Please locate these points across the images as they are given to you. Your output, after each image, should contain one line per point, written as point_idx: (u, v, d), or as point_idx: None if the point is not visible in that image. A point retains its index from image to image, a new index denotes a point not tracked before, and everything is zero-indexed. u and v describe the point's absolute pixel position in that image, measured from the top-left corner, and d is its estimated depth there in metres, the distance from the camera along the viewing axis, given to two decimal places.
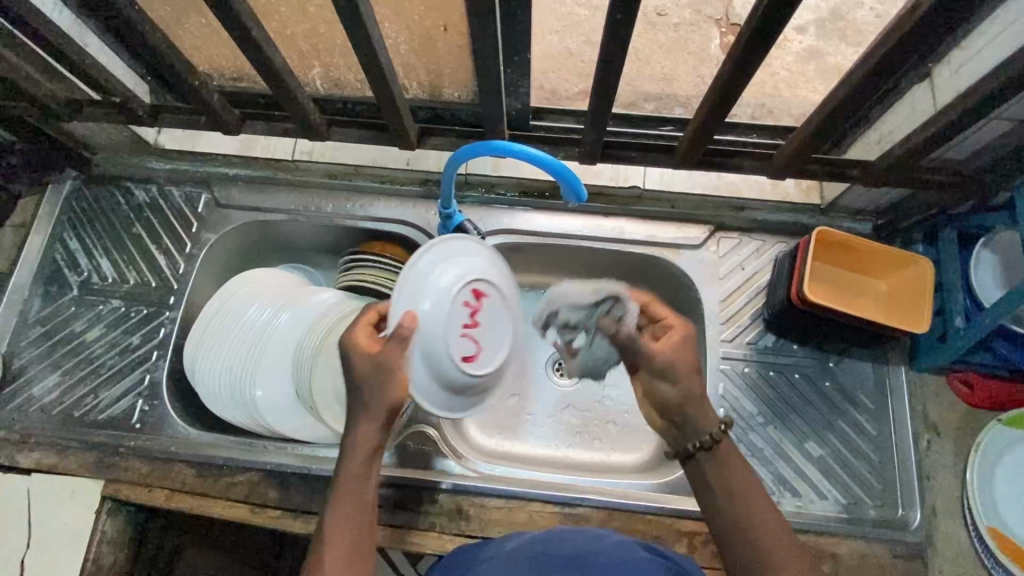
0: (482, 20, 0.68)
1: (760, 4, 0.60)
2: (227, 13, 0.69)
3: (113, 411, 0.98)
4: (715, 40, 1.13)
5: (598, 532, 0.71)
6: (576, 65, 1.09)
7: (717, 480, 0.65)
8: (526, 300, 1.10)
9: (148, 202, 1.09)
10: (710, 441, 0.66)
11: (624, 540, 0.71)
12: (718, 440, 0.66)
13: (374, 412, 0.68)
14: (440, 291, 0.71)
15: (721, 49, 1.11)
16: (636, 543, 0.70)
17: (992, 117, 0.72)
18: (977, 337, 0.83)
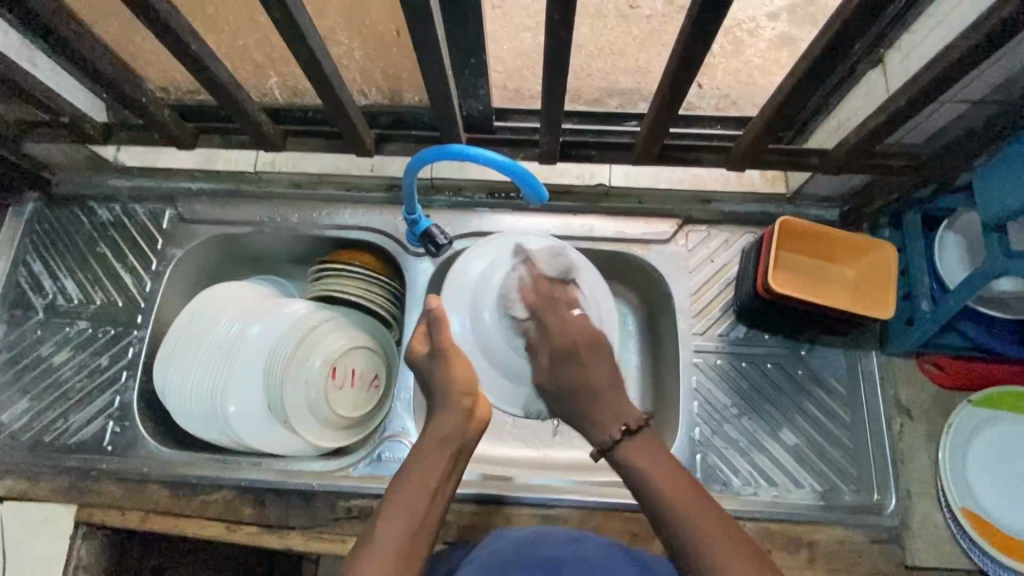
0: (422, 24, 0.67)
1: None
2: (168, 30, 0.69)
3: (84, 434, 0.97)
4: None
5: (567, 536, 0.71)
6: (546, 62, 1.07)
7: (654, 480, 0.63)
8: None
9: (112, 220, 1.08)
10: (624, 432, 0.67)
11: (595, 542, 0.71)
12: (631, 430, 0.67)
13: (452, 402, 0.70)
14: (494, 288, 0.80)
15: None
16: (607, 544, 0.70)
17: (943, 100, 0.73)
18: (943, 319, 0.83)
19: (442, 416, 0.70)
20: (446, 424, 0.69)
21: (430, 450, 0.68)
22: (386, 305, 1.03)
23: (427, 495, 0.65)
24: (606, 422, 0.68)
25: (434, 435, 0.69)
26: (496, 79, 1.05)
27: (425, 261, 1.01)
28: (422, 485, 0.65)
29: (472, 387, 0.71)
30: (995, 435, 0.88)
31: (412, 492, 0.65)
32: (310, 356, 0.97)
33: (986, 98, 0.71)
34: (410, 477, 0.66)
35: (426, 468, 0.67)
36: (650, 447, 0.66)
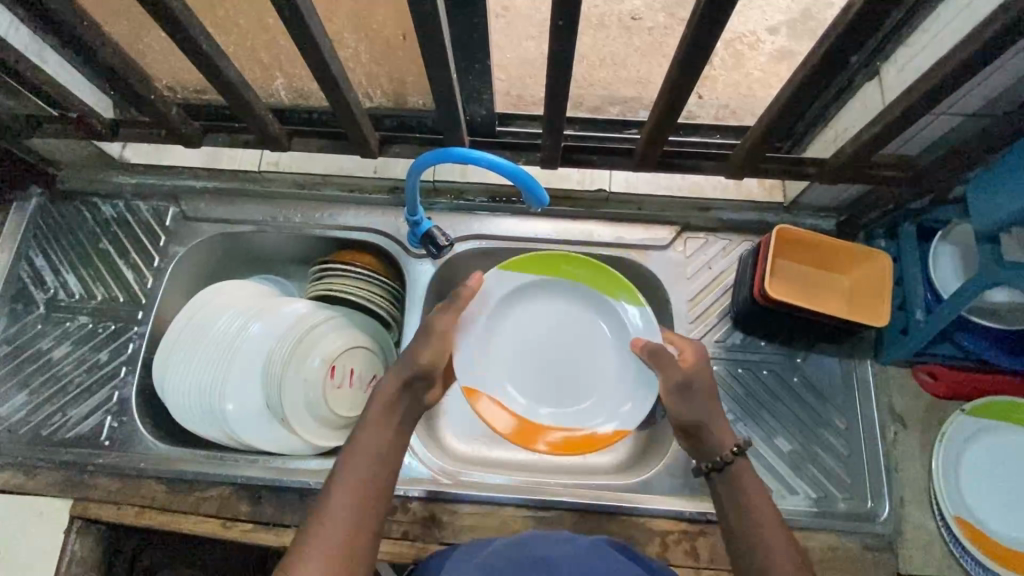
0: (427, 28, 0.68)
1: (700, 8, 0.62)
2: (180, 29, 0.70)
3: (81, 429, 0.97)
4: None
5: (561, 536, 0.72)
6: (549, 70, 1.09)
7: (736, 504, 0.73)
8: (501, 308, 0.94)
9: (116, 217, 1.09)
10: (722, 462, 0.76)
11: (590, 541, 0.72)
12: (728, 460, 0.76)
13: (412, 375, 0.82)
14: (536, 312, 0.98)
15: None
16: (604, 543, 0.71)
17: (938, 112, 0.74)
18: (937, 329, 0.84)
19: (387, 381, 0.81)
20: (385, 393, 0.80)
21: (379, 410, 0.78)
22: (386, 305, 1.04)
23: (369, 470, 0.73)
24: (725, 438, 0.78)
25: (377, 402, 0.79)
26: (500, 85, 1.07)
27: (427, 262, 1.02)
28: (372, 451, 0.74)
29: (430, 370, 0.83)
30: (989, 447, 0.89)
31: (357, 460, 0.73)
32: (309, 355, 0.98)
33: (979, 111, 0.73)
34: (353, 455, 0.74)
35: (365, 447, 0.74)
36: (747, 473, 0.75)
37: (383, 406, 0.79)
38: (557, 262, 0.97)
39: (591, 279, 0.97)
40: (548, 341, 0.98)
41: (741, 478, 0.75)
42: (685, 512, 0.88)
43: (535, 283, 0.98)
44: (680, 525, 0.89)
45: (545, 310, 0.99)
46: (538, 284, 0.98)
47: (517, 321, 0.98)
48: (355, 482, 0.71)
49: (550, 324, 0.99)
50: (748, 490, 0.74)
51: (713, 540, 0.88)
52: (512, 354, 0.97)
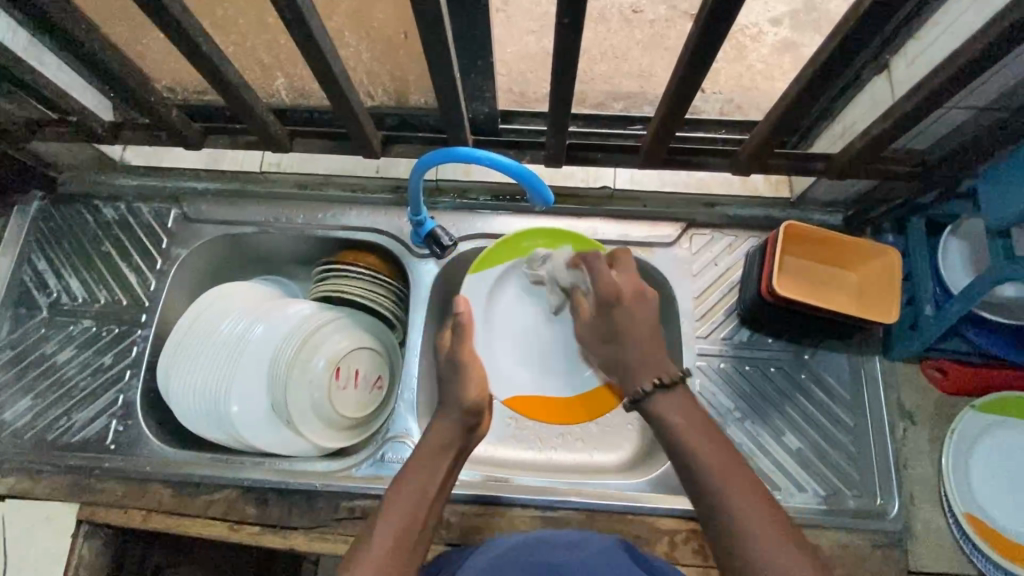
0: (428, 28, 0.67)
1: (707, 4, 0.60)
2: (180, 33, 0.69)
3: (87, 433, 0.97)
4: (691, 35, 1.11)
5: (571, 539, 0.72)
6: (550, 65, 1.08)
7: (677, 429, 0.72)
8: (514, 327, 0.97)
9: (117, 220, 1.08)
10: (648, 390, 0.76)
11: (599, 543, 0.71)
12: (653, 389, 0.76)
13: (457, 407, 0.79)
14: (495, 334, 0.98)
15: None
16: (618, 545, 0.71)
17: (948, 106, 0.73)
18: (947, 324, 0.83)
19: (440, 424, 0.79)
20: (441, 432, 0.78)
21: (430, 453, 0.76)
22: (390, 305, 1.03)
23: (426, 499, 0.71)
24: (642, 374, 0.78)
25: (428, 444, 0.77)
26: (502, 82, 1.06)
27: (430, 262, 1.02)
28: (423, 487, 0.72)
29: (478, 409, 0.79)
30: (996, 443, 0.88)
31: (407, 498, 0.70)
32: (313, 356, 0.98)
33: (991, 104, 0.71)
34: (409, 479, 0.73)
35: (423, 471, 0.74)
36: (680, 403, 0.75)
37: (431, 454, 0.75)
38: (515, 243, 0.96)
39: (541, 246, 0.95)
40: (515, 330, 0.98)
41: (660, 411, 0.75)
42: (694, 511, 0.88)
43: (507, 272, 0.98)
44: (689, 523, 0.89)
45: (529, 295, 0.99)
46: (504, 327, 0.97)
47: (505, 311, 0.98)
48: (399, 524, 0.68)
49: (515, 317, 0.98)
50: (670, 423, 0.73)
51: None
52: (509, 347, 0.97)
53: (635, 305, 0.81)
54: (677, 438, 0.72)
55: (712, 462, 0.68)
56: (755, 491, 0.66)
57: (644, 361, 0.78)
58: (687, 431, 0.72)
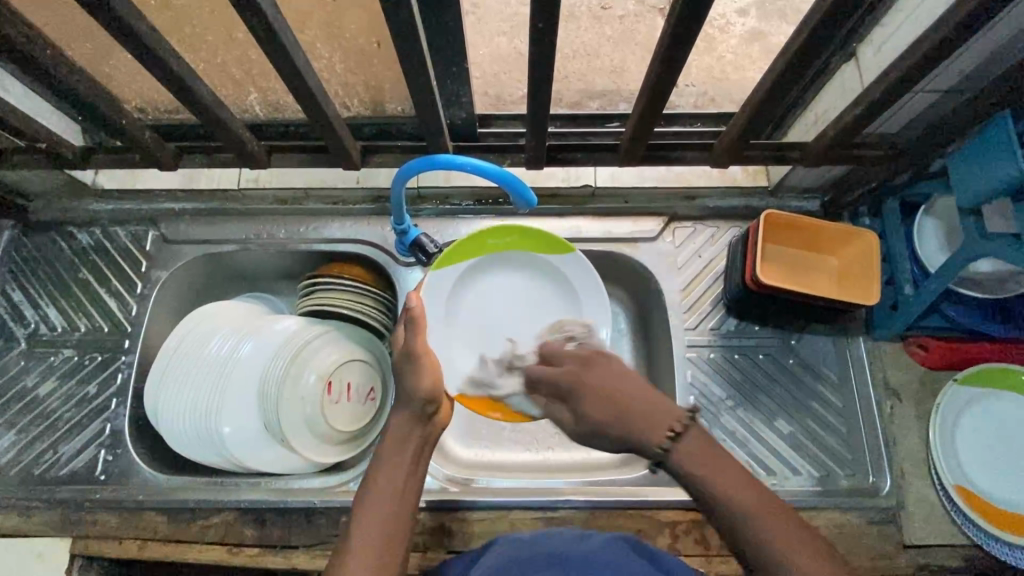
0: (400, 38, 0.67)
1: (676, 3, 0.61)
2: (150, 56, 0.68)
3: (75, 465, 0.95)
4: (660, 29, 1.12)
5: (573, 535, 0.72)
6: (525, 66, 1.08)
7: (707, 481, 0.64)
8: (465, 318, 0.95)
9: (93, 245, 1.06)
10: (671, 437, 0.66)
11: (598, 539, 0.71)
12: (673, 439, 0.66)
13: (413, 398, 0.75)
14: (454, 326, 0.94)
15: None
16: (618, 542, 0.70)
17: (916, 90, 0.75)
18: (927, 303, 0.85)
19: (398, 417, 0.75)
20: (398, 426, 0.75)
21: (393, 449, 0.73)
22: (379, 316, 1.03)
23: (398, 492, 0.69)
24: (650, 431, 0.67)
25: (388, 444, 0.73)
26: (477, 85, 1.06)
27: (417, 270, 1.02)
28: (392, 484, 0.69)
29: (436, 394, 0.75)
30: (983, 414, 0.90)
31: (378, 508, 0.67)
32: (303, 371, 0.97)
33: (956, 87, 0.73)
34: (377, 482, 0.70)
35: (390, 467, 0.71)
36: (700, 446, 0.66)
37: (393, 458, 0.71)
38: (482, 239, 0.94)
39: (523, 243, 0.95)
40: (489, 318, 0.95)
41: (688, 458, 0.65)
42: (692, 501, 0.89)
43: (473, 265, 0.95)
44: (689, 514, 0.89)
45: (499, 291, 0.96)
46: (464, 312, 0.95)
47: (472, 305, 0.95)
48: (377, 530, 0.65)
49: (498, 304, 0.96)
50: (694, 472, 0.64)
51: None
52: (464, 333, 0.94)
53: (597, 363, 0.75)
54: (709, 491, 0.63)
55: (725, 482, 0.63)
56: (812, 547, 0.59)
57: (643, 416, 0.68)
58: (714, 479, 0.63)
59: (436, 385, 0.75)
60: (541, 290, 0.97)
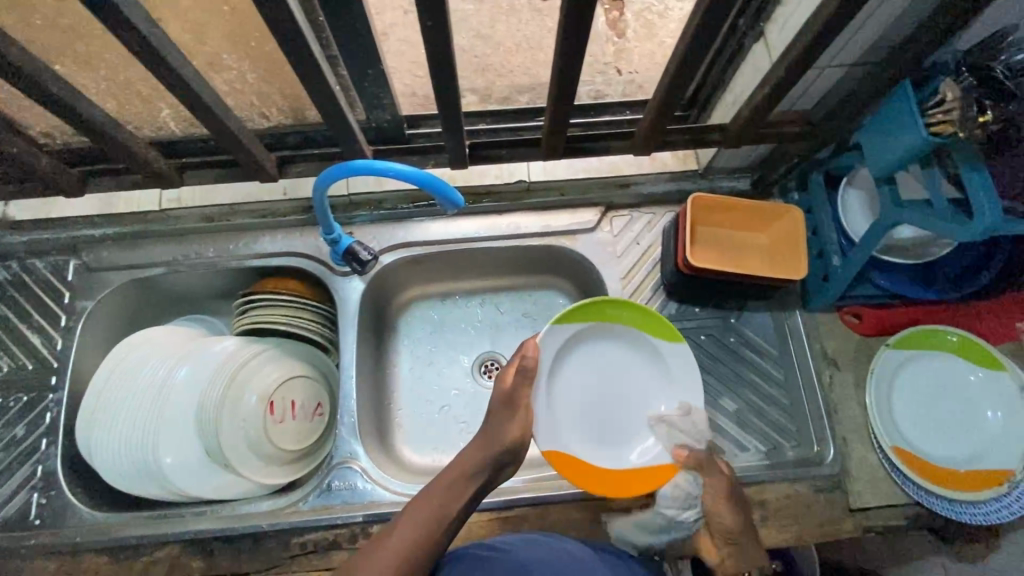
0: (296, 46, 0.65)
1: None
2: (29, 80, 0.64)
3: (6, 511, 0.90)
4: (600, 19, 1.13)
5: (543, 541, 0.72)
6: (466, 62, 1.07)
7: None
8: (586, 381, 0.89)
9: (11, 279, 1.01)
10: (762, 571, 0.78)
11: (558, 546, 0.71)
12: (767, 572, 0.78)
13: (493, 438, 0.77)
14: (569, 393, 0.88)
15: (606, 26, 1.12)
16: (573, 549, 0.71)
17: (821, 66, 0.77)
18: (853, 272, 0.87)
19: (472, 449, 0.76)
20: (472, 455, 0.75)
21: (455, 475, 0.73)
22: (320, 330, 1.00)
23: (442, 518, 0.69)
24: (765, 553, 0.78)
25: (448, 472, 0.73)
26: (406, 86, 1.04)
27: (355, 279, 1.00)
28: (437, 508, 0.69)
29: (517, 447, 0.77)
30: (919, 379, 0.93)
31: (413, 521, 0.67)
32: (244, 393, 0.94)
33: (859, 59, 0.75)
34: (424, 499, 0.70)
35: (444, 492, 0.71)
36: None
37: (448, 485, 0.72)
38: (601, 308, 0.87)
39: (640, 323, 0.89)
40: (602, 390, 0.90)
41: None
42: None
43: (595, 330, 0.89)
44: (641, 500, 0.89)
45: (606, 361, 0.90)
46: (587, 372, 0.89)
47: (592, 368, 0.90)
48: (399, 553, 0.65)
49: (608, 371, 0.90)
50: None
51: None
52: (577, 400, 0.89)
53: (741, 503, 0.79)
54: None
55: None
56: None
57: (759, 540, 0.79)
58: None
59: (521, 439, 0.77)
60: (651, 373, 0.91)
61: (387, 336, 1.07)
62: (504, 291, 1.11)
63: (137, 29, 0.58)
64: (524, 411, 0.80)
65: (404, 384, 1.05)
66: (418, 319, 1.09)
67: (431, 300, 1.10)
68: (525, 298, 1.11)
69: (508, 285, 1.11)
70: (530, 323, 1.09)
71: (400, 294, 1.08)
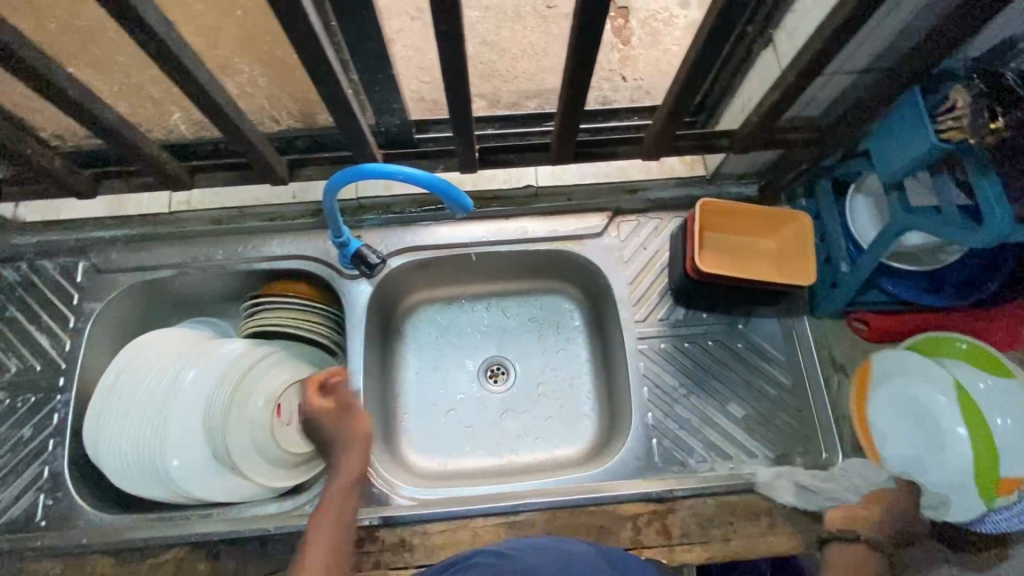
0: (307, 48, 0.65)
1: (578, 9, 0.62)
2: (46, 82, 0.65)
3: (14, 512, 0.91)
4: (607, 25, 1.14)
5: (544, 544, 0.67)
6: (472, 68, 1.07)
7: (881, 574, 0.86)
8: None
9: (20, 281, 1.01)
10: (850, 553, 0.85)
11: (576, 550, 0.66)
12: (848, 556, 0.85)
13: (350, 442, 0.82)
14: None
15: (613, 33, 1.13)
16: (593, 553, 0.66)
17: (831, 72, 0.77)
18: (862, 279, 0.87)
19: (353, 459, 0.82)
20: (347, 477, 0.81)
21: (338, 491, 0.79)
22: (328, 333, 1.01)
23: (337, 547, 0.72)
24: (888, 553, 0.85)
25: (346, 475, 0.81)
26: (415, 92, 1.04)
27: (363, 282, 1.00)
28: (332, 535, 0.73)
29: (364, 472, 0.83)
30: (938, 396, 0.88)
31: (325, 536, 0.73)
32: (251, 396, 0.94)
33: (868, 66, 0.75)
34: (323, 530, 0.74)
35: (334, 522, 0.75)
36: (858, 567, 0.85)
37: (341, 490, 0.79)
38: None
39: None
40: None
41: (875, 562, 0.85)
42: (649, 491, 0.88)
43: None
44: (648, 505, 0.88)
45: None
46: None
47: None
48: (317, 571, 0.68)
49: None
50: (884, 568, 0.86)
51: (683, 514, 0.87)
52: None
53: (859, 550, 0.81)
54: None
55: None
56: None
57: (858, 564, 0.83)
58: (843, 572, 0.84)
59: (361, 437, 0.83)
60: None
61: (394, 340, 1.07)
62: (511, 295, 1.11)
63: (153, 30, 0.59)
64: (357, 440, 0.83)
65: (410, 387, 1.05)
66: (424, 323, 1.09)
67: (437, 304, 1.10)
68: (532, 303, 1.10)
69: (515, 289, 1.11)
70: (536, 328, 1.09)
71: (406, 298, 1.08)
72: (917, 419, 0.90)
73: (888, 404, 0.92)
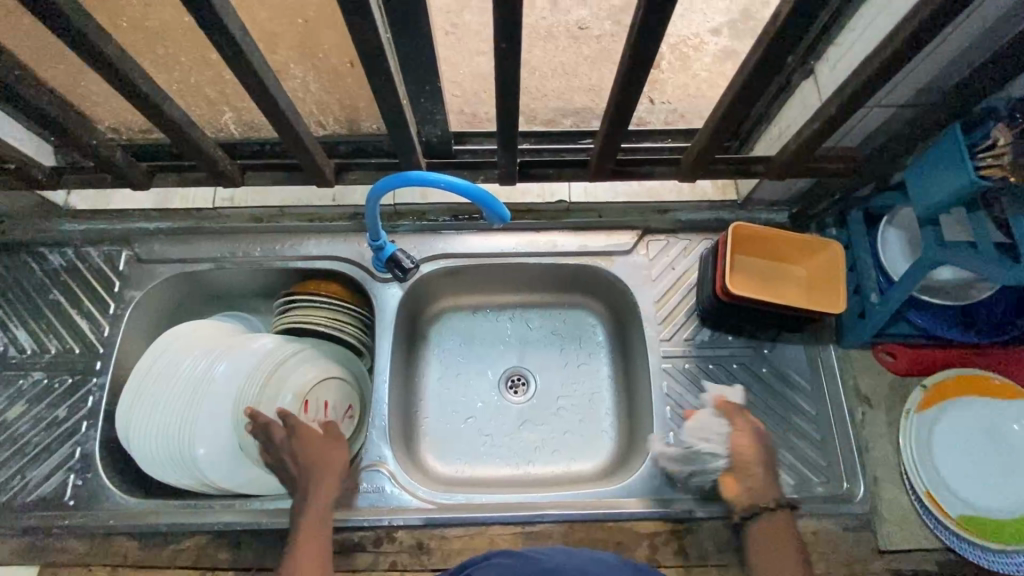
0: (367, 58, 0.68)
1: (633, 32, 0.64)
2: (120, 77, 0.69)
3: (44, 489, 0.93)
4: None
5: (561, 550, 0.66)
6: None
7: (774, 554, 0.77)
8: None
9: (65, 265, 1.05)
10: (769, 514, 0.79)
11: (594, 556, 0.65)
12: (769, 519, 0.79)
13: (328, 470, 0.84)
14: None
15: None
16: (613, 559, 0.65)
17: (872, 104, 0.78)
18: (892, 309, 0.87)
19: (325, 486, 0.83)
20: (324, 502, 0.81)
21: (318, 520, 0.79)
22: (357, 333, 1.03)
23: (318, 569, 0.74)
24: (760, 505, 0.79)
25: (318, 504, 0.81)
26: (454, 105, 1.07)
27: (394, 286, 1.02)
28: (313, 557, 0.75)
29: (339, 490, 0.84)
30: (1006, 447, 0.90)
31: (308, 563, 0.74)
32: (279, 391, 0.95)
33: (910, 100, 0.76)
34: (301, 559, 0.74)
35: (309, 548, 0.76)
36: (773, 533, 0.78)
37: (318, 517, 0.80)
38: None
39: None
40: None
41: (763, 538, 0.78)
42: (668, 512, 0.89)
43: None
44: (667, 525, 0.90)
45: None
46: None
47: None
48: None
49: None
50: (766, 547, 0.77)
51: (700, 536, 0.89)
52: None
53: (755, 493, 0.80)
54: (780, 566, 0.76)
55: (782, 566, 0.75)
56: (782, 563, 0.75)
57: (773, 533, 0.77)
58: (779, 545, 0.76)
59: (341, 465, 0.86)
60: None
61: (420, 345, 1.09)
62: (536, 307, 1.12)
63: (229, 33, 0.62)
64: (328, 468, 0.85)
65: (433, 392, 1.07)
66: (450, 329, 1.11)
67: (463, 312, 1.12)
68: (556, 317, 1.12)
69: (540, 301, 1.12)
70: (558, 341, 1.10)
71: (434, 304, 1.10)
72: (984, 447, 0.90)
73: (966, 423, 0.91)
